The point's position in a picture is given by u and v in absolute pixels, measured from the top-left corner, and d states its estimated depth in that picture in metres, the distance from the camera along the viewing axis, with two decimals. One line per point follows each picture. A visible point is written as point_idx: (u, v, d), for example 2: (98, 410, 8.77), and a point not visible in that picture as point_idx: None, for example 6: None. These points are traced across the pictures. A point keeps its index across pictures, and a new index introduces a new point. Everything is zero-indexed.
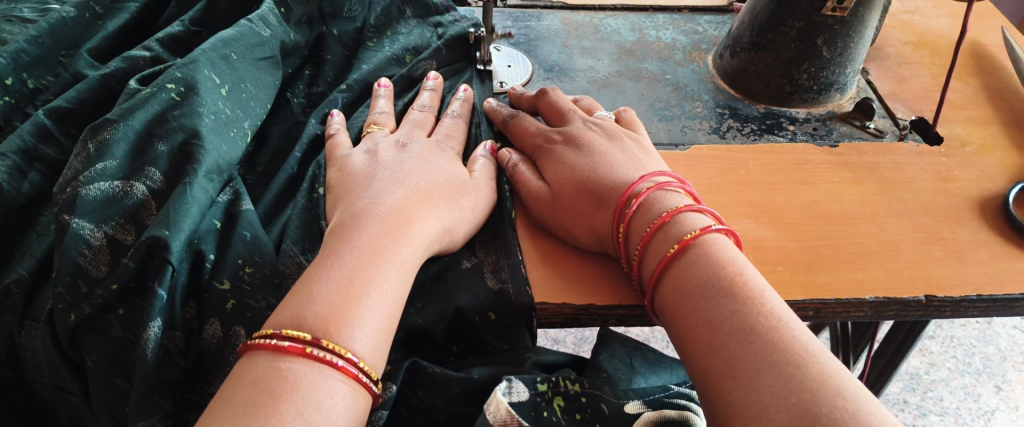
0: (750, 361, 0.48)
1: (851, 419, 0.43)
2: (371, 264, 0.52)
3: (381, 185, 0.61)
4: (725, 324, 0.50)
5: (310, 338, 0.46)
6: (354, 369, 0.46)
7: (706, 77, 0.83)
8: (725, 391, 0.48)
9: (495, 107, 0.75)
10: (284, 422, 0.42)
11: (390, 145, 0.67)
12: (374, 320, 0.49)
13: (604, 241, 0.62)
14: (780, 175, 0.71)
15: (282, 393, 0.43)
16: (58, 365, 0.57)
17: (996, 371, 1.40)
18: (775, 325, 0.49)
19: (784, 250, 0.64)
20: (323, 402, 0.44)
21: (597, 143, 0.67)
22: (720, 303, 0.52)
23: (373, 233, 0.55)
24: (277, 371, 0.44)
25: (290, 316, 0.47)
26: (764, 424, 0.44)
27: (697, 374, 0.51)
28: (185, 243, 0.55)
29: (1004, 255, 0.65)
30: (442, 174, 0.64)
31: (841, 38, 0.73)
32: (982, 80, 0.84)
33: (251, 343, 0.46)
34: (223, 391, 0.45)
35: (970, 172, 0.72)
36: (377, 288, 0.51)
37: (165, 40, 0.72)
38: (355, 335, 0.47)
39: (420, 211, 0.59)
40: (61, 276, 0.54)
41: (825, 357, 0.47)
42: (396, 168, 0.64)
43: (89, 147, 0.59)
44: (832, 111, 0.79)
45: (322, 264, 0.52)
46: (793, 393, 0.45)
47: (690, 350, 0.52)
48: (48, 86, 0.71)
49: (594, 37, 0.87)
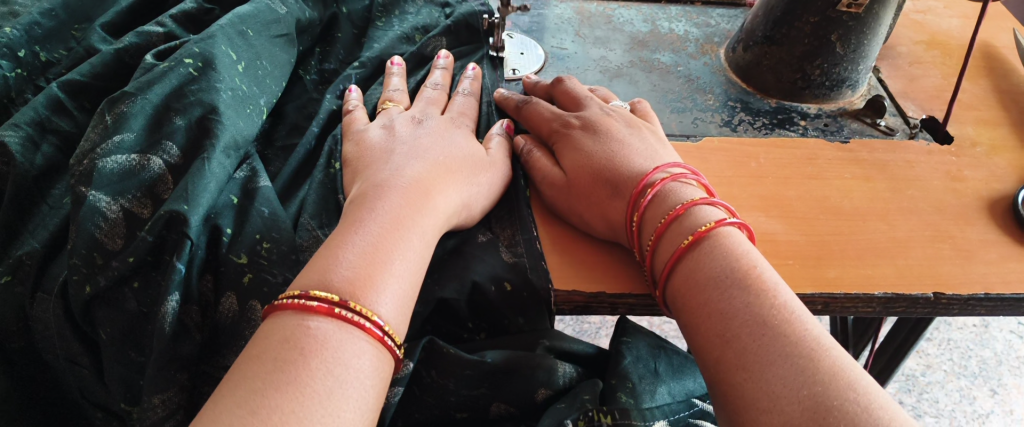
0: (761, 352, 0.48)
1: (862, 412, 0.42)
2: (395, 233, 0.53)
3: (399, 159, 0.61)
4: (738, 315, 0.50)
5: (337, 300, 0.46)
6: (379, 332, 0.46)
7: (718, 70, 0.83)
8: (737, 382, 0.48)
9: (506, 95, 0.74)
10: (313, 379, 0.42)
11: (406, 121, 0.68)
12: (397, 286, 0.50)
13: (617, 230, 0.62)
14: (791, 170, 0.71)
15: (312, 350, 0.44)
16: (71, 338, 0.57)
17: (992, 375, 1.40)
18: (789, 317, 0.49)
19: (794, 244, 0.64)
20: (350, 361, 0.44)
21: (613, 129, 0.67)
22: (733, 294, 0.52)
23: (394, 205, 0.55)
24: (306, 329, 0.45)
25: (317, 277, 0.48)
26: (775, 416, 0.45)
27: (708, 365, 0.51)
28: (202, 217, 0.55)
29: (1012, 255, 0.65)
30: (458, 150, 0.65)
31: (854, 35, 0.73)
32: (993, 81, 0.84)
33: (277, 304, 0.47)
34: (249, 350, 0.45)
35: (980, 171, 0.72)
36: (399, 257, 0.51)
37: (178, 17, 0.71)
38: (379, 299, 0.48)
39: (440, 185, 0.60)
40: (77, 248, 0.54)
41: (837, 351, 0.47)
42: (414, 142, 0.64)
43: (106, 119, 0.58)
44: (843, 108, 0.79)
45: (345, 231, 0.52)
46: (805, 385, 0.45)
47: (701, 341, 0.52)
48: (60, 59, 0.71)
49: (606, 27, 0.87)
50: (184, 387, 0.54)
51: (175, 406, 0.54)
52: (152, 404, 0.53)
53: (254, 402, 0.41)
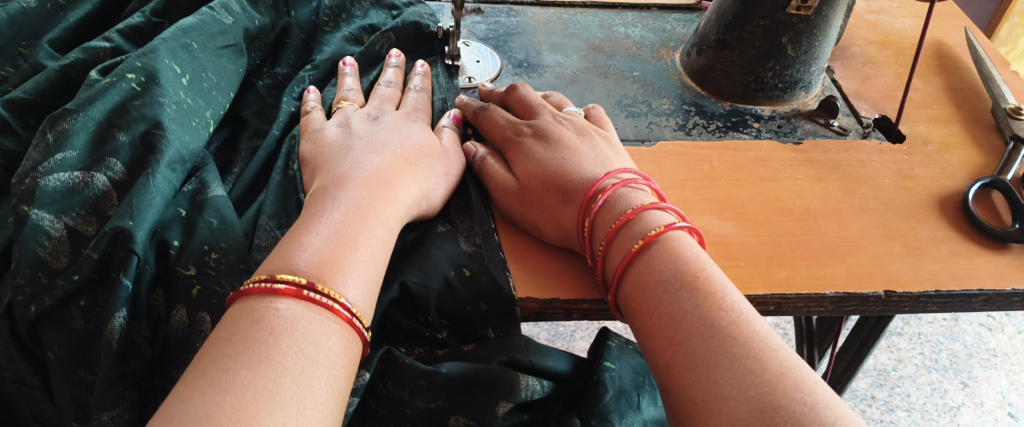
0: (709, 354, 0.48)
1: (809, 412, 0.43)
2: (360, 221, 0.53)
3: (358, 154, 0.62)
4: (687, 318, 0.51)
5: (305, 282, 0.46)
6: (346, 312, 0.47)
7: (673, 74, 0.83)
8: (685, 385, 0.48)
9: (466, 100, 0.74)
10: (284, 357, 0.42)
11: (362, 119, 0.68)
12: (363, 270, 0.50)
13: (569, 236, 0.62)
14: (743, 172, 0.71)
15: (281, 330, 0.44)
16: (19, 359, 0.56)
17: (962, 368, 1.42)
18: (736, 319, 0.49)
19: (746, 245, 0.64)
20: (320, 341, 0.44)
21: (566, 136, 0.67)
22: (682, 297, 0.52)
23: (355, 195, 0.56)
24: (274, 310, 0.45)
25: (282, 263, 0.48)
26: (723, 418, 0.45)
27: (658, 367, 0.51)
28: (149, 232, 0.55)
29: (962, 251, 0.66)
30: (414, 142, 0.65)
31: (805, 36, 0.74)
32: (945, 78, 0.85)
33: (243, 289, 0.47)
34: (219, 333, 0.44)
35: (931, 169, 0.73)
36: (364, 243, 0.52)
37: (126, 32, 0.71)
38: (346, 282, 0.48)
39: (399, 175, 0.60)
40: (21, 269, 0.53)
41: (784, 352, 0.47)
42: (371, 138, 0.64)
43: (47, 138, 0.58)
44: (797, 109, 0.80)
45: (308, 220, 0.52)
46: (752, 386, 0.45)
47: (652, 344, 0.52)
48: (7, 76, 0.71)
49: (563, 34, 0.87)
50: (135, 404, 0.54)
51: (125, 423, 0.53)
52: (100, 420, 0.52)
53: (226, 379, 0.41)
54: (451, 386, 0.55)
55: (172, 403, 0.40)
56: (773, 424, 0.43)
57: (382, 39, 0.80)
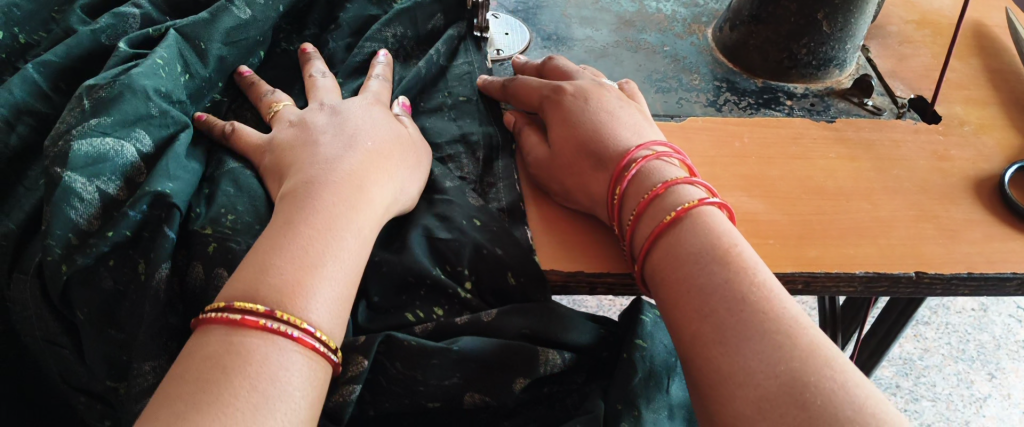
0: (739, 327, 0.47)
1: (838, 390, 0.42)
2: (326, 233, 0.50)
3: (330, 150, 0.58)
4: (716, 291, 0.50)
5: (264, 310, 0.44)
6: (311, 339, 0.45)
7: (705, 50, 0.82)
8: (710, 357, 0.47)
9: (487, 79, 0.73)
10: (236, 397, 0.41)
11: (319, 113, 0.64)
12: (330, 291, 0.48)
13: (597, 203, 0.61)
14: (774, 150, 0.70)
15: (235, 366, 0.42)
16: (49, 318, 0.56)
17: (990, 358, 1.40)
18: (767, 295, 0.48)
19: (775, 224, 0.64)
20: (278, 374, 0.43)
21: (605, 102, 0.66)
22: (712, 270, 0.51)
23: (326, 201, 0.52)
24: (231, 346, 0.43)
25: (243, 287, 0.46)
26: (750, 391, 0.44)
27: (683, 340, 0.50)
28: (186, 205, 0.56)
29: (997, 234, 0.64)
30: (386, 132, 0.62)
31: (841, 13, 0.73)
32: (983, 60, 0.83)
33: (204, 318, 0.45)
34: (175, 369, 0.43)
35: (967, 151, 0.72)
36: (333, 258, 0.49)
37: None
38: (311, 306, 0.46)
39: (373, 176, 0.57)
40: (53, 230, 0.53)
41: (815, 330, 0.47)
42: (336, 131, 0.61)
43: (84, 104, 0.58)
44: (830, 88, 0.78)
45: (273, 235, 0.50)
46: (781, 361, 0.44)
47: (677, 314, 0.52)
48: (40, 41, 0.71)
49: (593, 7, 0.86)
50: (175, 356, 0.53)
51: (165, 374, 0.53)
52: (142, 370, 0.52)
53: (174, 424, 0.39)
54: (465, 364, 0.53)
55: None
56: (802, 400, 0.42)
57: (416, 6, 0.76)
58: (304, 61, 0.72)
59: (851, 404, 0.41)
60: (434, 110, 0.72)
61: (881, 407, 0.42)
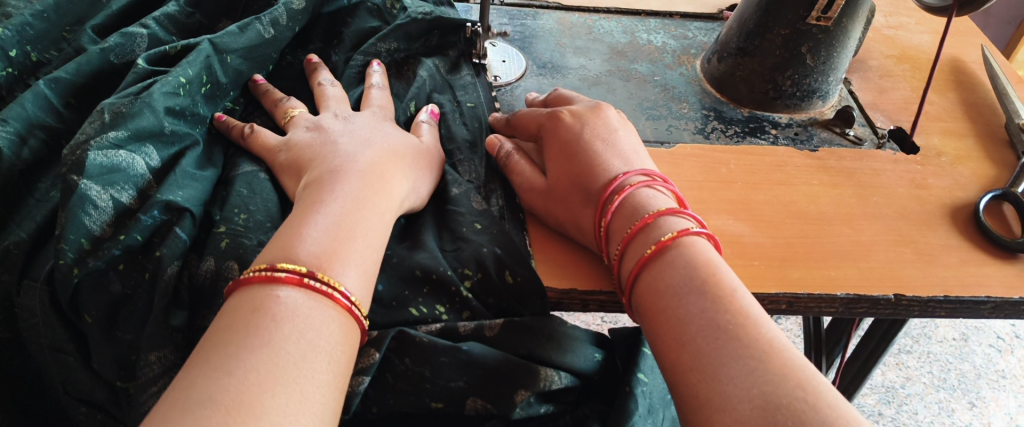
0: (716, 353, 0.48)
1: (810, 411, 0.43)
2: (354, 213, 0.54)
3: (347, 147, 0.61)
4: (695, 320, 0.51)
5: (305, 270, 0.47)
6: (346, 301, 0.48)
7: (693, 80, 0.86)
8: (691, 384, 0.48)
9: (499, 117, 0.75)
10: (285, 342, 0.43)
11: (333, 119, 0.66)
12: (361, 260, 0.51)
13: (588, 236, 0.63)
14: (759, 176, 0.73)
15: (282, 315, 0.45)
16: (57, 325, 0.58)
17: (971, 388, 1.42)
18: (744, 322, 0.49)
19: (761, 246, 0.66)
20: (320, 327, 0.45)
21: (599, 128, 0.68)
22: (690, 301, 0.52)
23: (351, 187, 0.56)
24: (275, 298, 0.45)
25: (280, 252, 0.49)
26: (727, 414, 0.45)
27: (667, 371, 0.51)
28: (199, 210, 0.59)
29: (972, 259, 0.67)
30: (397, 137, 0.65)
31: (824, 47, 0.76)
32: (960, 94, 0.86)
33: (243, 278, 0.47)
34: (219, 321, 0.45)
35: (944, 180, 0.75)
36: (361, 234, 0.53)
37: (161, 19, 0.73)
38: (345, 271, 0.49)
39: (391, 170, 0.60)
40: (68, 235, 0.54)
41: (790, 353, 0.47)
42: (352, 133, 0.64)
43: (103, 116, 0.60)
44: (814, 118, 0.82)
45: (306, 211, 0.53)
46: (755, 385, 0.45)
47: (663, 344, 0.52)
48: (51, 59, 0.73)
49: (587, 37, 0.90)
50: (181, 348, 0.55)
51: (172, 363, 0.54)
52: (148, 361, 0.54)
53: (228, 363, 0.42)
54: (472, 365, 0.55)
55: (176, 388, 0.41)
56: (773, 421, 0.43)
57: (410, 22, 0.77)
58: (311, 71, 0.75)
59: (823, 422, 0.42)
60: (443, 118, 0.74)
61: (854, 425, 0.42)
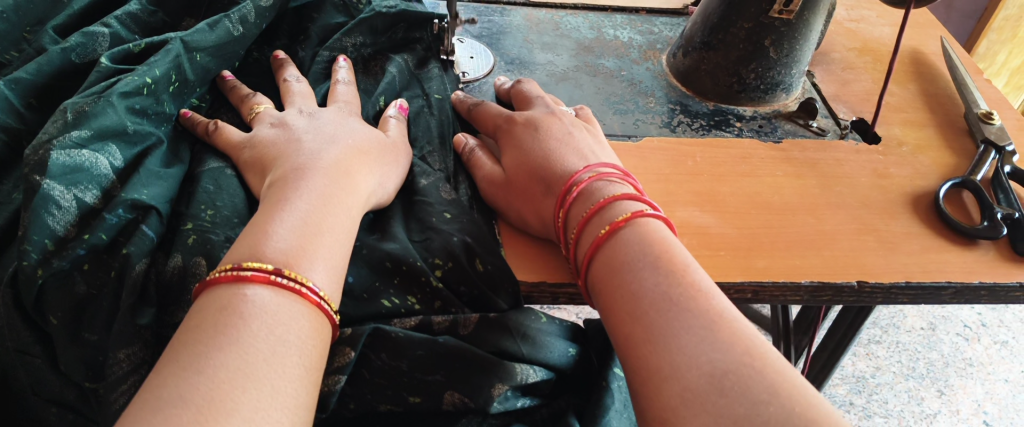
0: (666, 324, 0.49)
1: (756, 377, 0.43)
2: (321, 209, 0.54)
3: (312, 145, 0.61)
4: (648, 293, 0.51)
5: (272, 268, 0.47)
6: (315, 296, 0.48)
7: (660, 75, 0.86)
8: (642, 354, 0.49)
9: (461, 98, 0.77)
10: (255, 339, 0.44)
11: (298, 115, 0.67)
12: (328, 255, 0.51)
13: (547, 224, 0.64)
14: (724, 168, 0.74)
15: (250, 313, 0.45)
16: (21, 328, 0.58)
17: (939, 376, 1.45)
18: (694, 294, 0.50)
19: (726, 236, 0.67)
20: (289, 323, 0.46)
21: (555, 129, 0.69)
22: (643, 274, 0.53)
23: (318, 185, 0.56)
24: (243, 296, 0.45)
25: (248, 251, 0.49)
26: (676, 383, 0.45)
27: (618, 341, 0.52)
28: (164, 208, 0.59)
29: (933, 246, 0.69)
30: (364, 134, 0.65)
31: (786, 40, 0.77)
32: (920, 85, 0.88)
33: (210, 279, 0.47)
34: (187, 322, 0.45)
35: (905, 169, 0.76)
36: (328, 230, 0.53)
37: (123, 18, 0.72)
38: (312, 266, 0.49)
39: (358, 167, 0.61)
40: (31, 236, 0.54)
41: (739, 323, 0.48)
42: (317, 131, 0.64)
43: (66, 116, 0.60)
44: (778, 110, 0.83)
45: (272, 208, 0.53)
46: (705, 352, 0.46)
47: (614, 318, 0.53)
48: (12, 61, 0.73)
49: (554, 33, 0.90)
50: (150, 345, 0.55)
51: (141, 361, 0.54)
52: (117, 359, 0.54)
53: (199, 362, 0.42)
54: (446, 358, 0.55)
55: (147, 388, 0.41)
56: (722, 387, 0.43)
57: (376, 16, 0.77)
58: (278, 67, 0.75)
59: (765, 389, 0.43)
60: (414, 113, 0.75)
61: (795, 390, 0.43)
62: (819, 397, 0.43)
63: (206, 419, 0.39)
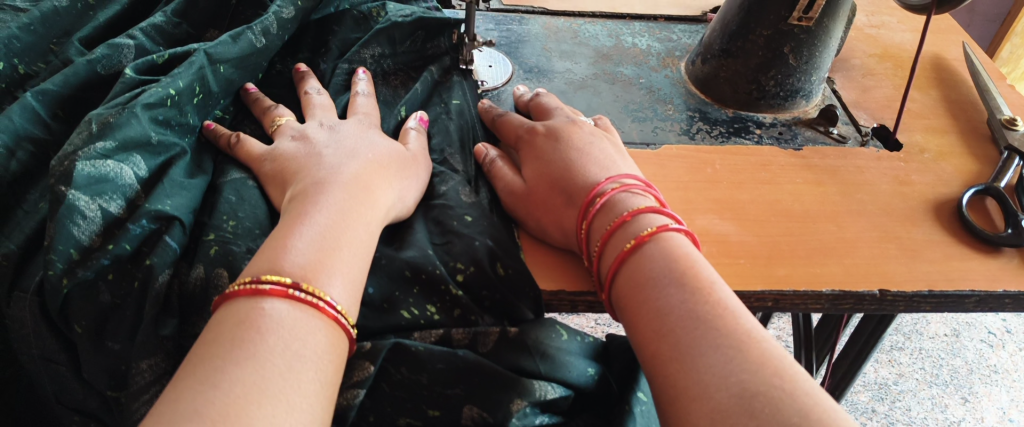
0: (694, 344, 0.49)
1: (786, 398, 0.43)
2: (339, 223, 0.54)
3: (332, 159, 0.62)
4: (674, 311, 0.51)
5: (290, 282, 0.48)
6: (332, 311, 0.48)
7: (678, 82, 0.86)
8: (670, 373, 0.49)
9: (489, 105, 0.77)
10: (271, 354, 0.44)
11: (318, 128, 0.67)
12: (347, 270, 0.52)
13: (570, 237, 0.64)
14: (744, 175, 0.74)
15: (267, 327, 0.45)
16: (47, 335, 0.58)
17: (963, 383, 1.43)
18: (721, 312, 0.50)
19: (746, 244, 0.67)
20: (306, 338, 0.46)
21: (577, 139, 0.69)
22: (669, 292, 0.53)
23: (337, 199, 0.57)
24: (260, 310, 0.46)
25: (267, 264, 0.49)
26: (705, 403, 0.45)
27: (645, 359, 0.52)
28: (187, 218, 0.60)
29: (956, 254, 0.68)
30: (383, 147, 0.65)
31: (806, 47, 0.77)
32: (942, 90, 0.87)
33: (229, 292, 0.48)
34: (205, 335, 0.46)
35: (927, 176, 0.75)
36: (347, 245, 0.53)
37: (149, 31, 0.74)
38: (331, 281, 0.50)
39: (377, 180, 0.61)
40: (57, 246, 0.55)
41: (768, 343, 0.48)
42: (338, 145, 0.64)
43: (91, 128, 0.60)
44: (798, 117, 0.83)
45: (292, 222, 0.54)
46: (734, 372, 0.46)
47: (640, 335, 0.53)
48: (39, 72, 0.74)
49: (573, 41, 0.90)
50: (173, 355, 0.56)
51: (163, 371, 0.55)
52: (140, 368, 0.54)
53: (214, 377, 0.42)
54: (466, 370, 0.55)
55: (163, 402, 0.41)
56: (752, 408, 0.43)
57: (392, 26, 0.78)
58: (299, 80, 0.75)
59: (796, 410, 0.43)
60: (433, 121, 0.75)
61: (828, 413, 0.43)
62: (848, 418, 0.43)
63: None
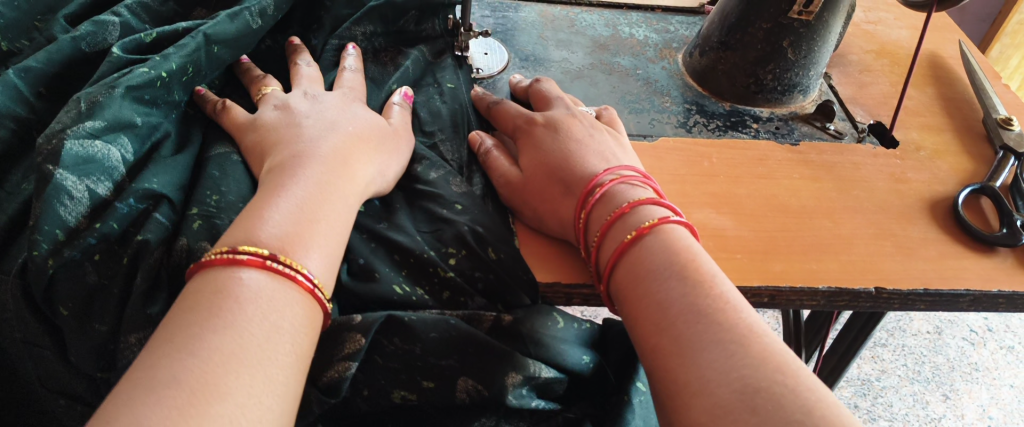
0: (695, 337, 0.48)
1: (789, 393, 0.43)
2: (320, 197, 0.53)
3: (313, 131, 0.61)
4: (674, 305, 0.51)
5: (268, 253, 0.46)
6: (308, 282, 0.47)
7: (675, 74, 0.86)
8: (670, 367, 0.48)
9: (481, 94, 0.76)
10: (250, 324, 0.43)
11: (301, 99, 0.66)
12: (325, 244, 0.51)
13: (566, 228, 0.63)
14: (741, 170, 0.74)
15: (246, 297, 0.44)
16: (31, 320, 0.57)
17: (945, 380, 1.44)
18: (723, 306, 0.49)
19: (743, 239, 0.66)
20: (283, 309, 0.45)
21: (577, 131, 0.69)
22: (670, 286, 0.52)
23: (317, 172, 0.56)
24: (238, 280, 0.45)
25: (242, 235, 0.48)
26: (706, 398, 0.44)
27: (645, 352, 0.51)
28: (174, 195, 0.58)
29: (952, 252, 0.68)
30: (364, 120, 0.64)
31: (805, 42, 0.76)
32: (938, 88, 0.87)
33: (203, 260, 0.46)
34: (179, 303, 0.44)
35: (923, 174, 0.75)
36: (326, 219, 0.52)
37: (134, 7, 0.71)
38: (308, 254, 0.49)
39: (356, 154, 0.60)
40: (42, 225, 0.53)
41: (770, 338, 0.47)
42: (318, 116, 0.63)
43: (80, 106, 0.59)
44: (794, 112, 0.82)
45: (270, 194, 0.52)
46: (735, 367, 0.45)
47: (640, 329, 0.52)
48: (22, 49, 0.72)
49: (569, 30, 0.89)
50: None
51: None
52: (128, 342, 0.54)
53: (190, 344, 0.41)
54: (460, 343, 0.54)
55: (139, 368, 0.40)
56: (754, 404, 0.43)
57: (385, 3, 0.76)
58: (292, 52, 0.74)
59: (801, 404, 0.42)
60: (424, 100, 0.75)
61: (834, 409, 0.42)
62: (851, 413, 0.42)
63: (196, 403, 0.38)
